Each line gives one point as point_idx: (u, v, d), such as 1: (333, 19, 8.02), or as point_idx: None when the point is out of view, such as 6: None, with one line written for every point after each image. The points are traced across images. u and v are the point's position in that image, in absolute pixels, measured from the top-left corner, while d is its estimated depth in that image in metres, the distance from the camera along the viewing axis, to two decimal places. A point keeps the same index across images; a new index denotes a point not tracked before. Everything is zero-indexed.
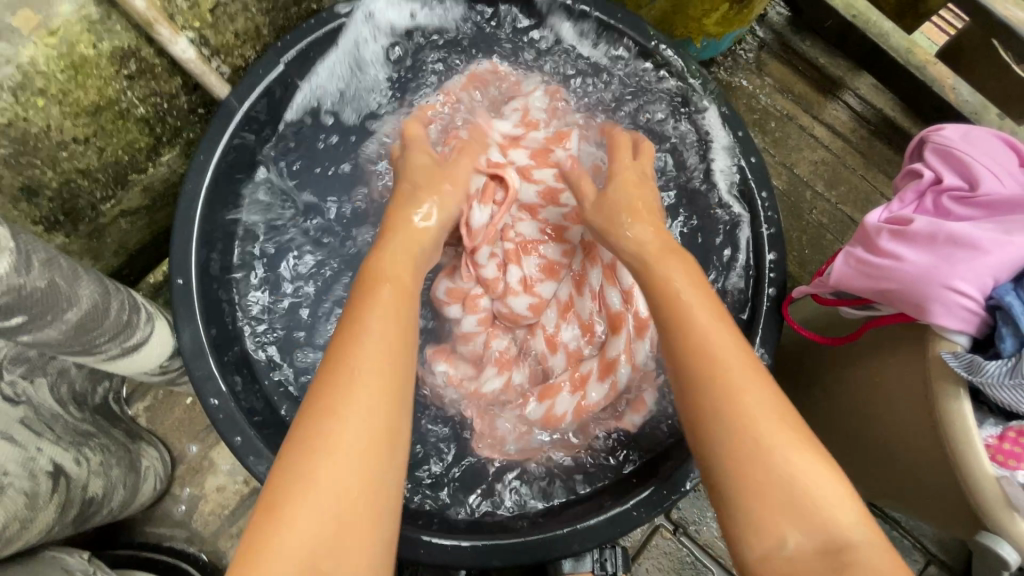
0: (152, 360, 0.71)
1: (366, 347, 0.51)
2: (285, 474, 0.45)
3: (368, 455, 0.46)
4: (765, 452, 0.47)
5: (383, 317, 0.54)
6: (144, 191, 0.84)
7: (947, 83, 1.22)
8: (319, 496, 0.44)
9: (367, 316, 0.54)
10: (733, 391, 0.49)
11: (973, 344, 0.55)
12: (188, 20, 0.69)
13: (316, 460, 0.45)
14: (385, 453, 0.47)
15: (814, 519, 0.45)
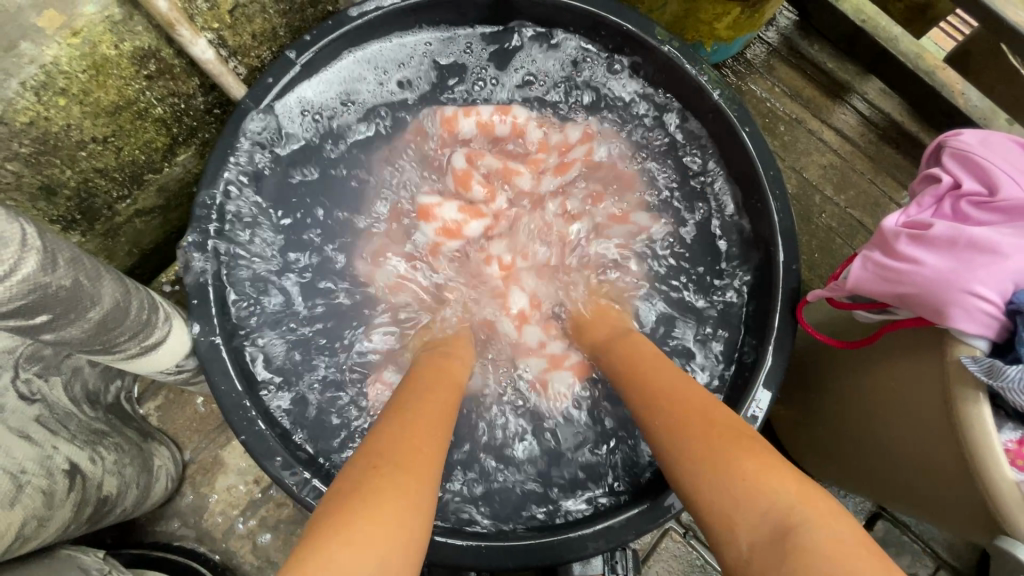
0: (169, 359, 0.71)
1: (437, 400, 0.62)
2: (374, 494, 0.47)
3: (434, 473, 0.52)
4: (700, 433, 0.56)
5: (444, 390, 0.66)
6: (160, 191, 0.84)
7: (957, 89, 1.22)
8: (400, 504, 0.47)
9: (437, 389, 0.65)
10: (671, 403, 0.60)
11: (993, 349, 0.55)
12: (208, 21, 0.69)
13: (409, 492, 0.48)
14: (438, 485, 0.53)
15: (754, 502, 0.48)
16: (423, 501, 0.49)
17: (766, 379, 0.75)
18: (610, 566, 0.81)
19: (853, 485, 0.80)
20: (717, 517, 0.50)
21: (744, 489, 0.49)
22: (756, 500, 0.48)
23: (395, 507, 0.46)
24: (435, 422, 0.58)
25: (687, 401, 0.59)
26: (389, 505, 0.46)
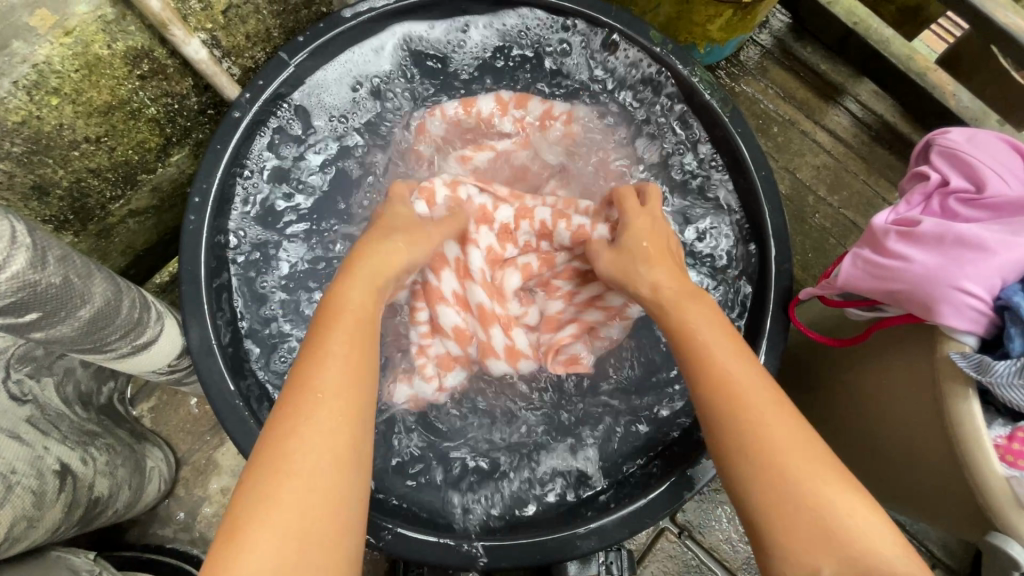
0: (161, 359, 0.71)
1: (327, 353, 0.52)
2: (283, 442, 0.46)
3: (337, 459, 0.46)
4: (773, 450, 0.49)
5: (355, 338, 0.55)
6: (153, 192, 0.84)
7: (948, 90, 1.23)
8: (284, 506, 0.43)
9: (342, 334, 0.55)
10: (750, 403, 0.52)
11: (982, 345, 0.55)
12: (201, 22, 0.70)
13: (298, 423, 0.47)
14: (355, 466, 0.47)
15: (838, 540, 0.44)
16: (325, 428, 0.47)
17: None
18: (605, 566, 0.81)
19: None
20: (791, 552, 0.45)
21: (817, 522, 0.45)
22: (823, 531, 0.45)
23: (291, 461, 0.45)
24: (315, 382, 0.50)
25: (763, 397, 0.52)
26: (289, 458, 0.45)
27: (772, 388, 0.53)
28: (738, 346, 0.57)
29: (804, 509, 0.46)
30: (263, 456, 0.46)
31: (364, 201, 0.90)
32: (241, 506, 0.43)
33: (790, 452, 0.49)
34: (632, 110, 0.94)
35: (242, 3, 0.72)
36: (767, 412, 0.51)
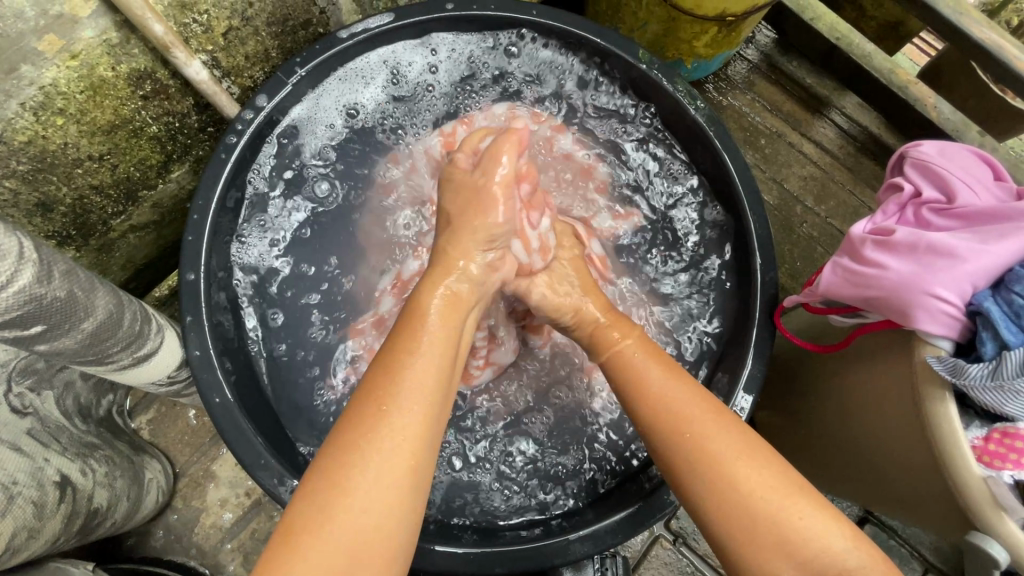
0: (160, 371, 0.72)
1: (411, 380, 0.52)
2: (339, 480, 0.47)
3: (398, 484, 0.47)
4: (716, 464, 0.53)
5: (430, 362, 0.54)
6: (154, 207, 0.86)
7: (930, 102, 1.26)
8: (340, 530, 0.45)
9: (417, 357, 0.54)
10: (677, 421, 0.57)
11: (958, 349, 0.57)
12: (202, 44, 0.73)
13: (363, 448, 0.48)
14: (416, 487, 0.48)
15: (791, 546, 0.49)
16: (388, 455, 0.48)
17: (747, 383, 0.76)
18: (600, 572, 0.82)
19: (836, 488, 0.81)
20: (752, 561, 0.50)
21: (763, 522, 0.50)
22: (776, 539, 0.49)
23: (346, 503, 0.45)
24: (396, 407, 0.50)
25: (699, 412, 0.57)
26: (346, 499, 0.46)
27: (704, 401, 0.58)
28: (672, 366, 0.63)
29: (752, 521, 0.50)
30: (322, 471, 0.47)
31: (359, 214, 0.92)
32: (287, 527, 0.46)
33: (738, 465, 0.53)
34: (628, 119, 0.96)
35: (242, 25, 0.76)
36: (705, 428, 0.55)
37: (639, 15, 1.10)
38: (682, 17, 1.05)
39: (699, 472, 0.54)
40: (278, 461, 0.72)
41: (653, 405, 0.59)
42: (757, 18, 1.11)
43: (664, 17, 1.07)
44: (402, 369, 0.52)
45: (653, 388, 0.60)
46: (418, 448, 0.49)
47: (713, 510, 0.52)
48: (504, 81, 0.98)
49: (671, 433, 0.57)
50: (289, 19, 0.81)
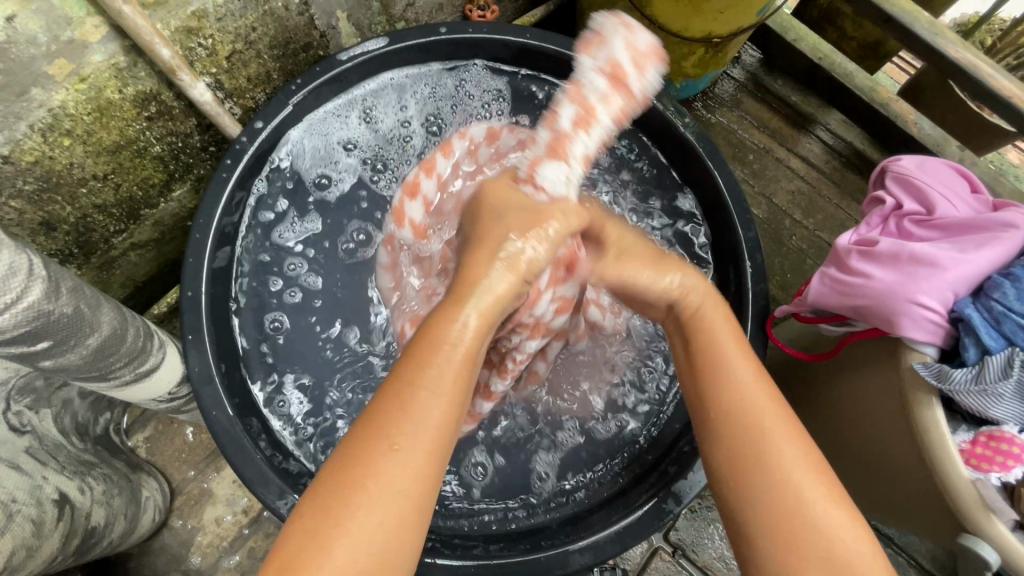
0: (162, 387, 0.72)
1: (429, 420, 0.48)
2: (319, 533, 0.43)
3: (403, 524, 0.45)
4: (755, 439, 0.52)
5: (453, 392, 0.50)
6: (155, 225, 0.87)
7: (911, 118, 1.31)
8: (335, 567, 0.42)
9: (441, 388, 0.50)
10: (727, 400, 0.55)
11: (943, 355, 0.59)
12: (206, 66, 0.76)
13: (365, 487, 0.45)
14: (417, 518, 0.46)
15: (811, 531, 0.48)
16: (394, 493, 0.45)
17: None
18: None
19: None
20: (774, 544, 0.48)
21: (787, 507, 0.49)
22: (796, 524, 0.48)
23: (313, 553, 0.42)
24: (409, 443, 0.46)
25: (781, 420, 0.53)
26: (316, 549, 0.42)
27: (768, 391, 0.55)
28: (760, 368, 0.57)
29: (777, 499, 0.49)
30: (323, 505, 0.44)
31: (354, 230, 0.93)
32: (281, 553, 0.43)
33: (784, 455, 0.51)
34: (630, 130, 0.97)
35: (245, 48, 0.78)
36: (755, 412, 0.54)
37: None
38: (670, 39, 1.09)
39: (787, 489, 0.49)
40: (278, 476, 0.73)
41: (731, 412, 0.54)
42: (742, 39, 1.15)
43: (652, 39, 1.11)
44: (414, 411, 0.47)
45: (739, 392, 0.55)
46: (411, 502, 0.45)
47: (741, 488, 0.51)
48: (501, 100, 1.00)
49: (752, 443, 0.52)
50: (290, 42, 0.84)
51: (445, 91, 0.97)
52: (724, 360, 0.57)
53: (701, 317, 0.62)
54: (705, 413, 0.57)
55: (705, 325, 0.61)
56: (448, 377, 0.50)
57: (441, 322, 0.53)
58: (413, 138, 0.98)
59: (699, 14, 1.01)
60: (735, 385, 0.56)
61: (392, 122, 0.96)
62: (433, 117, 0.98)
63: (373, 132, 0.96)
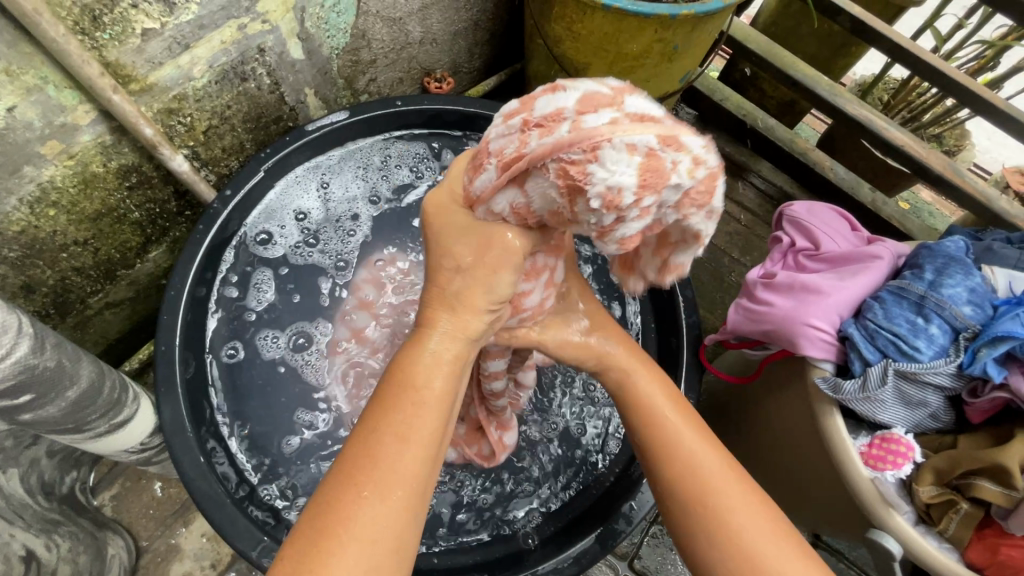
0: (134, 437, 0.76)
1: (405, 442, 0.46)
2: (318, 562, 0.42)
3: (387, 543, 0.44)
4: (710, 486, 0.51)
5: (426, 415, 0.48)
6: (130, 285, 0.92)
7: (826, 165, 1.46)
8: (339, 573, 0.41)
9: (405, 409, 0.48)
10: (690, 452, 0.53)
11: (839, 369, 0.68)
12: (185, 140, 0.84)
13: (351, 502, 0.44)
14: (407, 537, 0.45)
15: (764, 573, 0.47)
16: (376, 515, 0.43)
17: None
18: None
19: None
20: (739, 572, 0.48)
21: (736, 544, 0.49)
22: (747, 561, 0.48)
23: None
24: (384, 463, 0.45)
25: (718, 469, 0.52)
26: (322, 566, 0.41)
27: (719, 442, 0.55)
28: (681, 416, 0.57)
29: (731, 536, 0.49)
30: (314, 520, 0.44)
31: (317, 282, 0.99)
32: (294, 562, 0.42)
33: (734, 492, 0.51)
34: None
35: (220, 123, 0.87)
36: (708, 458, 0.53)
37: None
38: None
39: (715, 535, 0.50)
40: (246, 518, 0.75)
41: (661, 466, 0.54)
42: (671, 103, 1.31)
43: None
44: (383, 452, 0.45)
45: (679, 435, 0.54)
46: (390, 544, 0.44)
47: (694, 529, 0.51)
48: (433, 161, 1.09)
49: (693, 501, 0.51)
50: (261, 116, 0.93)
51: (379, 164, 1.06)
52: (644, 415, 0.57)
53: (628, 378, 0.60)
54: (648, 468, 0.56)
55: (640, 388, 0.59)
56: (433, 409, 0.48)
57: (410, 354, 0.50)
58: (363, 199, 1.05)
59: (630, 83, 1.16)
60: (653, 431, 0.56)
61: (349, 186, 1.04)
62: (388, 177, 1.07)
63: (326, 207, 1.02)
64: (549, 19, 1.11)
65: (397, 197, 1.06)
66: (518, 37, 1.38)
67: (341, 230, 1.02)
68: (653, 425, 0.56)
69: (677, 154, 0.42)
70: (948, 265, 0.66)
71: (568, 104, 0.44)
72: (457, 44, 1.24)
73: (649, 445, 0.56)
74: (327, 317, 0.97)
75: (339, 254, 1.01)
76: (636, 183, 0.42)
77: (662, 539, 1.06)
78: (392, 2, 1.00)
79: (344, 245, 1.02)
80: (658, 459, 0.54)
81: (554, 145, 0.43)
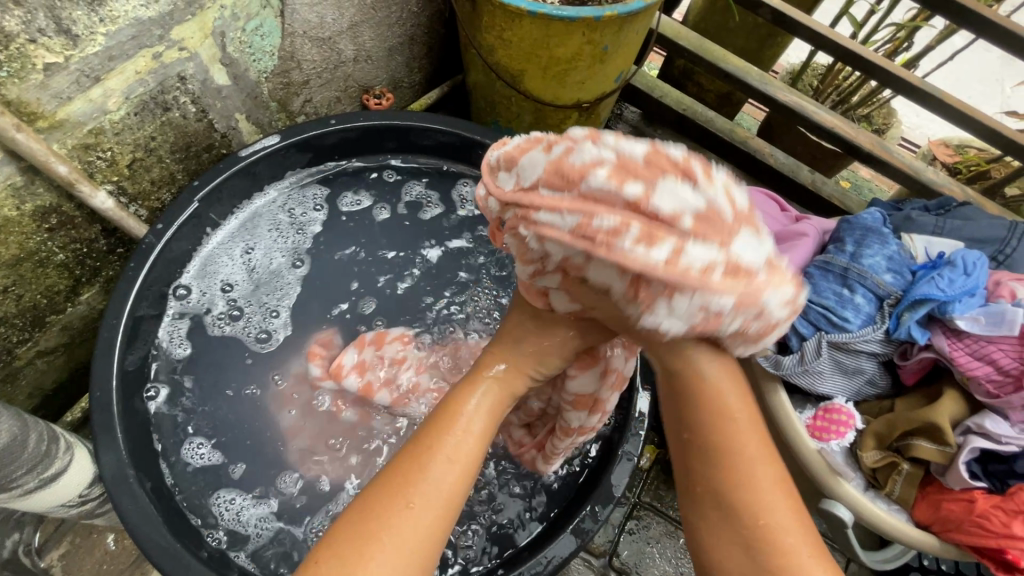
0: (72, 490, 0.72)
1: (445, 461, 0.52)
2: (333, 558, 0.47)
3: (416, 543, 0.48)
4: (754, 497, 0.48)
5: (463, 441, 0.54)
6: (63, 331, 0.88)
7: (767, 151, 1.51)
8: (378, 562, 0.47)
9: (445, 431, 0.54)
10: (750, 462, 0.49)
11: (780, 346, 0.70)
12: (107, 176, 0.81)
13: (395, 500, 0.50)
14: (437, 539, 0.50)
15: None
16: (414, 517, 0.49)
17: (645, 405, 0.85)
18: None
19: None
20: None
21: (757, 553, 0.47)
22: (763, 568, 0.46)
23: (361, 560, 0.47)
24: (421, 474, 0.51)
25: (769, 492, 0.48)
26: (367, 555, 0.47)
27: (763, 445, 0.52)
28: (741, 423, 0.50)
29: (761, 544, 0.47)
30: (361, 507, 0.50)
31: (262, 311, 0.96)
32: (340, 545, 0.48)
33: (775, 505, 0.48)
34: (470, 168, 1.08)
35: (146, 156, 0.85)
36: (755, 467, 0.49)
37: (512, 109, 1.29)
38: (546, 108, 1.25)
39: (731, 549, 0.48)
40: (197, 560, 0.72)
41: (716, 483, 0.49)
42: (610, 102, 1.34)
43: (532, 109, 1.26)
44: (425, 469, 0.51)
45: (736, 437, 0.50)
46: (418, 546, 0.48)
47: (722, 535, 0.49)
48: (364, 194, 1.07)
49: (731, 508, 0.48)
50: (191, 145, 0.91)
51: (288, 220, 1.02)
52: (718, 415, 0.51)
53: (718, 392, 0.51)
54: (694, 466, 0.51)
55: (710, 383, 0.52)
56: (466, 435, 0.54)
57: (455, 400, 0.57)
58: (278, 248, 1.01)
59: (567, 85, 1.18)
60: (714, 448, 0.50)
61: (284, 213, 1.02)
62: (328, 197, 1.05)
63: (250, 272, 0.98)
64: (480, 29, 1.13)
65: (321, 241, 1.03)
66: (456, 49, 1.39)
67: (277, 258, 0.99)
68: (717, 424, 0.50)
69: (683, 191, 0.46)
70: (866, 235, 0.69)
71: (585, 143, 0.49)
72: (394, 59, 1.24)
73: (704, 445, 0.51)
74: (274, 346, 0.94)
75: (283, 280, 0.99)
76: (616, 197, 0.46)
77: (640, 533, 1.06)
78: (318, 22, 0.99)
79: (287, 270, 0.99)
80: (709, 463, 0.50)
81: (556, 158, 0.49)
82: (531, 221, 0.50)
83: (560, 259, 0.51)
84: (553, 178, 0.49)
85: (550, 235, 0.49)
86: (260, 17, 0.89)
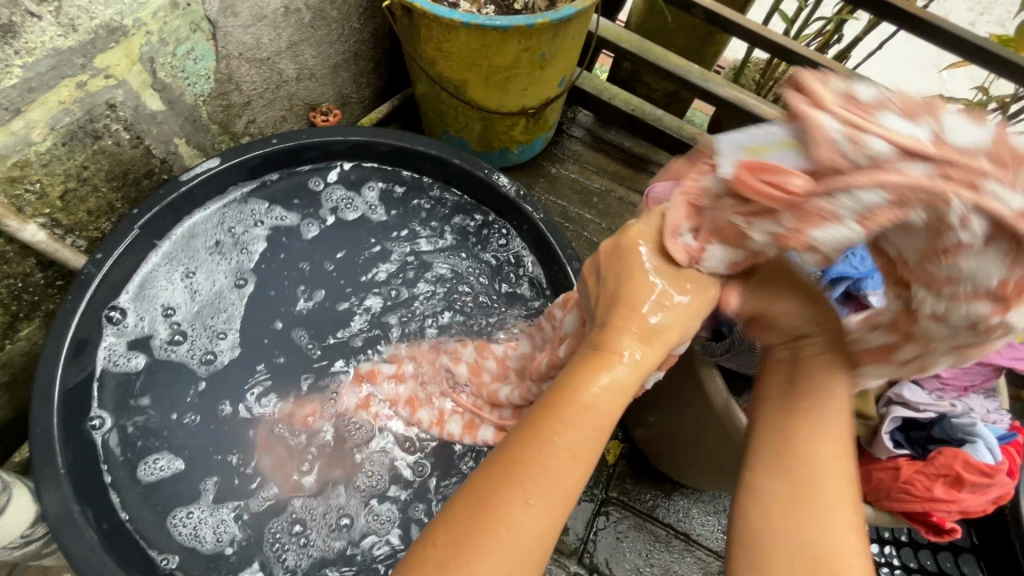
0: (14, 531, 0.70)
1: (567, 463, 0.47)
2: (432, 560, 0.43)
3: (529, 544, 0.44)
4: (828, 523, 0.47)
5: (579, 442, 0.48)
6: (3, 368, 0.86)
7: None
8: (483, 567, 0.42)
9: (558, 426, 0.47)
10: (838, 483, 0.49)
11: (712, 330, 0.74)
12: (38, 209, 0.80)
13: (511, 494, 0.44)
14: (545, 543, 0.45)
15: None
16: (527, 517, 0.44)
17: None
18: None
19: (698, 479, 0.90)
20: None
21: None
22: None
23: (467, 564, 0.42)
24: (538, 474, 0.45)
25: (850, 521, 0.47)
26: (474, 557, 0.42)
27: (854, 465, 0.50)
28: (837, 439, 0.52)
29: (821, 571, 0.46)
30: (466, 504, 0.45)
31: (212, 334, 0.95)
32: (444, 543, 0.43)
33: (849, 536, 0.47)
34: (387, 170, 1.10)
35: (80, 186, 0.84)
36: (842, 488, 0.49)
37: (460, 119, 1.30)
38: (493, 116, 1.27)
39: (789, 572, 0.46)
40: None
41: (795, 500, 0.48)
42: (557, 107, 1.37)
43: (480, 117, 1.28)
44: (546, 464, 0.46)
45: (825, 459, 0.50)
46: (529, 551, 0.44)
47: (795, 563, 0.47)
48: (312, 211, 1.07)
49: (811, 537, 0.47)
50: (128, 172, 0.90)
51: (229, 240, 1.01)
52: (811, 428, 0.52)
53: (823, 398, 0.53)
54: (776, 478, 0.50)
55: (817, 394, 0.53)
56: (588, 432, 0.48)
57: (581, 378, 0.49)
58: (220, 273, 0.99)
59: (511, 93, 1.20)
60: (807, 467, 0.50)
61: (223, 241, 1.00)
62: (274, 217, 1.05)
63: (193, 297, 0.96)
64: (419, 42, 1.14)
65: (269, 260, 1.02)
66: (402, 62, 1.40)
67: (216, 287, 0.98)
68: (814, 434, 0.51)
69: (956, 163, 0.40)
70: None
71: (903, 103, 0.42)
72: (339, 76, 1.24)
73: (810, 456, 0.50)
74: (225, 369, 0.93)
75: (232, 302, 0.98)
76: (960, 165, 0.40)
77: (608, 528, 1.07)
78: (254, 43, 0.99)
79: (235, 292, 0.98)
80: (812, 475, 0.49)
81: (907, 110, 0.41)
82: (851, 189, 0.42)
83: (889, 211, 0.42)
84: (878, 136, 0.41)
85: (905, 179, 0.41)
86: (192, 41, 0.88)
